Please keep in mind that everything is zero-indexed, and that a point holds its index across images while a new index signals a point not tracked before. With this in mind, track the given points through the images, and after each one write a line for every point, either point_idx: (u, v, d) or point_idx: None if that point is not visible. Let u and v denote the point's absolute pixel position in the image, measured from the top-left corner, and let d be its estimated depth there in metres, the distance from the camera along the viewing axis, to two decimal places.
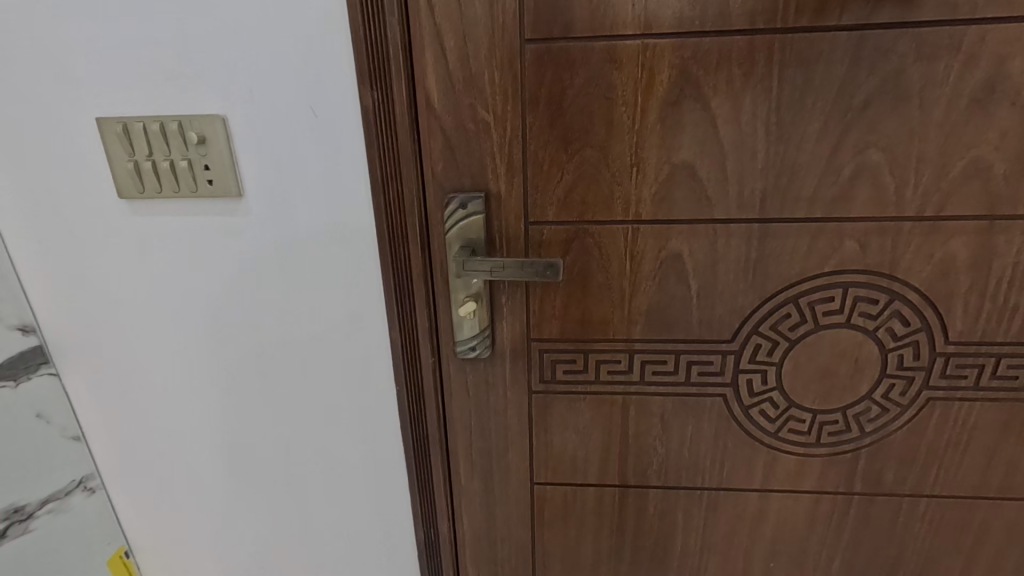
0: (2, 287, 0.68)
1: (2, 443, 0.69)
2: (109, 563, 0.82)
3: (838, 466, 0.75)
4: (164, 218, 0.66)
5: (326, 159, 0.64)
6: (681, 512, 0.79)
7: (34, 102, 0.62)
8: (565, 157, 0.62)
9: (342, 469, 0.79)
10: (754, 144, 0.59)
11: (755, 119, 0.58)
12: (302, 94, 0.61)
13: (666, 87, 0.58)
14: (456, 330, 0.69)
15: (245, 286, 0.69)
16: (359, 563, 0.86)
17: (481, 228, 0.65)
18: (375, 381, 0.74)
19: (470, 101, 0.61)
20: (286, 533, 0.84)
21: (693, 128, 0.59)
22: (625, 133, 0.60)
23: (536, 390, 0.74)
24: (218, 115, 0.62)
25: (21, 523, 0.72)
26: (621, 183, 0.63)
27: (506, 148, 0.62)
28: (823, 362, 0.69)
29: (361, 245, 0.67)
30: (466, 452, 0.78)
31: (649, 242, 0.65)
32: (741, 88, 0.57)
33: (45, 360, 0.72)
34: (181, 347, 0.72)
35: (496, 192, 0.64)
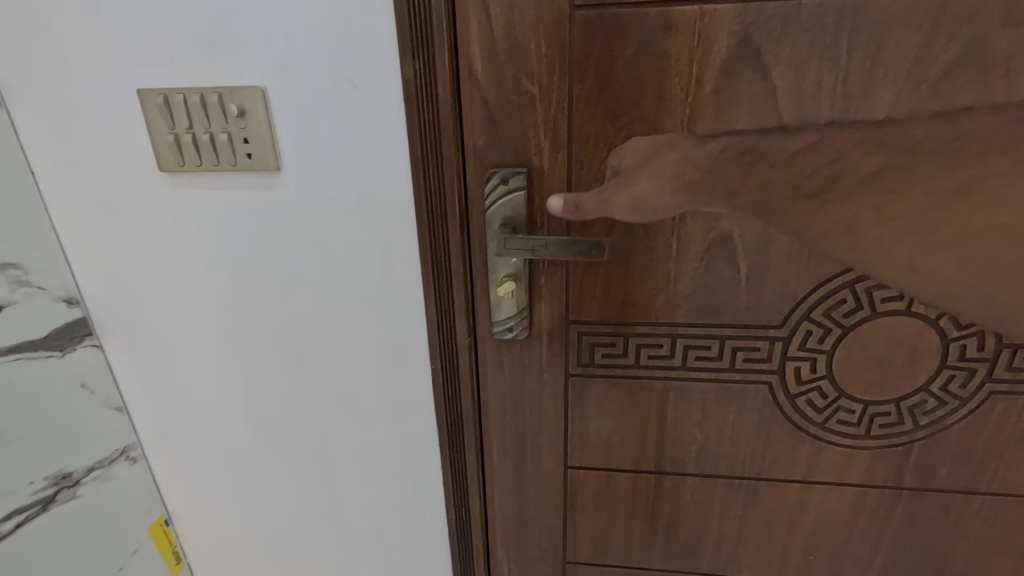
0: (47, 257, 0.67)
1: (50, 409, 0.68)
2: (151, 531, 0.83)
3: (887, 459, 0.72)
4: (203, 192, 0.66)
5: (365, 132, 0.62)
6: (718, 501, 0.78)
7: (75, 69, 0.61)
8: (613, 131, 0.60)
9: (376, 446, 0.79)
10: (817, 117, 0.56)
11: (819, 90, 0.55)
12: (342, 65, 0.59)
13: (724, 56, 0.55)
14: (494, 310, 0.68)
15: (282, 262, 0.69)
16: (390, 539, 0.86)
17: (523, 205, 0.63)
18: (411, 360, 0.73)
19: (514, 72, 0.58)
20: (320, 507, 0.85)
21: (751, 100, 0.56)
22: (676, 106, 0.58)
23: (573, 372, 0.72)
24: (257, 87, 0.61)
25: (70, 488, 0.71)
26: (670, 160, 0.60)
27: (551, 122, 0.60)
28: (878, 351, 0.66)
29: (399, 221, 0.66)
30: (499, 433, 0.77)
31: (697, 223, 0.62)
32: (806, 56, 0.54)
33: (89, 332, 0.72)
34: (218, 321, 0.73)
35: (538, 168, 0.62)
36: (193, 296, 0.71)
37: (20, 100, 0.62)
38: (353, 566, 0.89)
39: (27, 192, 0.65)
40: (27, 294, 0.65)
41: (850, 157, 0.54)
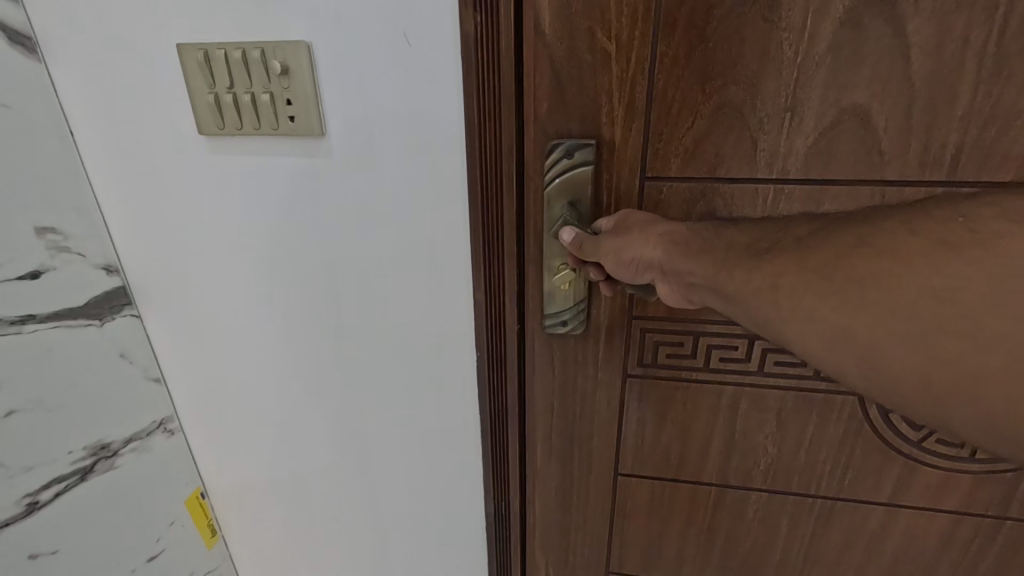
0: (87, 224, 0.64)
1: (87, 379, 0.66)
2: (187, 503, 0.82)
3: (994, 486, 0.62)
4: (243, 158, 0.62)
5: (417, 95, 0.56)
6: (786, 520, 0.70)
7: (112, 20, 0.56)
8: (701, 98, 0.53)
9: (416, 432, 0.75)
10: (957, 80, 0.50)
11: (964, 49, 0.49)
12: (395, 18, 0.53)
13: (846, 7, 0.49)
14: (547, 300, 0.62)
15: (328, 235, 0.65)
16: (426, 528, 0.83)
17: (588, 183, 0.57)
18: (455, 347, 0.68)
19: (588, 25, 0.51)
20: (358, 490, 0.82)
21: (880, 58, 0.50)
22: (782, 67, 0.51)
23: (633, 372, 0.65)
24: (303, 42, 0.55)
25: (108, 459, 0.70)
26: (767, 132, 0.54)
27: (628, 84, 0.53)
28: None
29: (450, 194, 0.60)
30: (545, 431, 0.71)
31: (794, 206, 0.57)
32: (954, 6, 0.47)
33: (128, 301, 0.70)
34: (259, 294, 0.69)
35: (609, 140, 0.56)
36: (233, 266, 0.68)
37: (58, 53, 0.58)
38: (388, 550, 0.87)
39: (65, 153, 0.62)
40: (66, 261, 0.62)
41: (813, 236, 0.41)
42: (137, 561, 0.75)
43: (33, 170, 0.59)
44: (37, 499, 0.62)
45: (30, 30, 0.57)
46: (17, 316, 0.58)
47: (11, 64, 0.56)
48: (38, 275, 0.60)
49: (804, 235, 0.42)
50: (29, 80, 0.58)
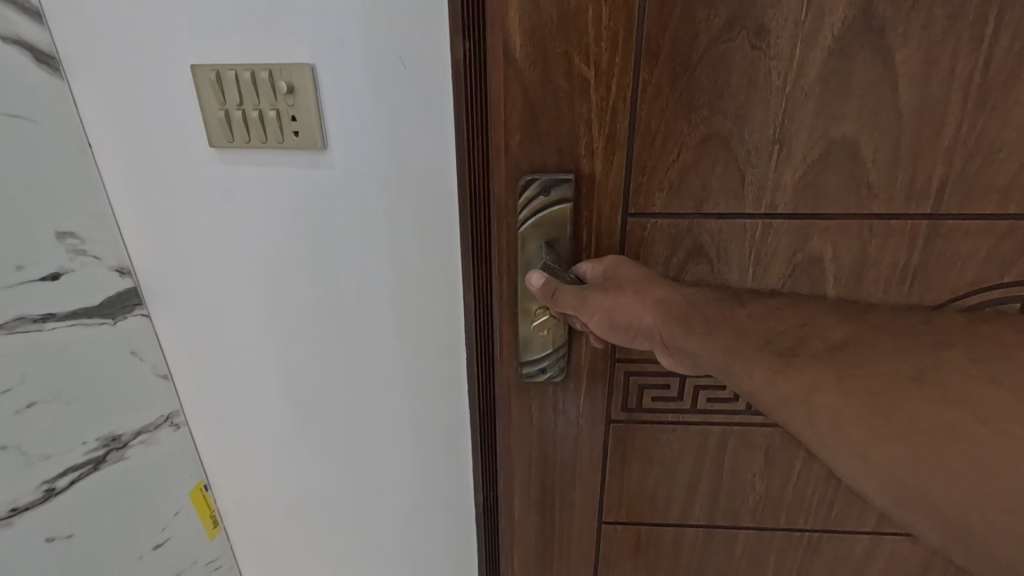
0: (103, 229, 0.68)
1: (99, 376, 0.70)
2: (191, 494, 0.86)
3: None
4: (251, 169, 0.65)
5: (414, 114, 0.59)
6: (774, 556, 0.71)
7: (133, 40, 0.60)
8: (688, 129, 0.54)
9: (410, 432, 0.79)
10: (944, 112, 0.51)
11: (951, 81, 0.50)
12: (392, 44, 0.56)
13: (835, 37, 0.50)
14: (523, 348, 0.61)
15: (329, 244, 0.68)
16: (423, 524, 0.87)
17: (563, 220, 0.57)
18: (447, 344, 0.72)
19: (563, 48, 0.50)
20: (354, 489, 0.85)
21: (868, 89, 0.51)
22: (771, 95, 0.52)
23: (616, 418, 0.66)
24: (307, 64, 0.58)
25: (119, 450, 0.74)
26: (755, 165, 0.55)
27: (609, 116, 0.53)
28: None
29: (442, 205, 0.64)
30: (523, 477, 0.69)
31: (782, 240, 0.59)
32: (940, 38, 0.49)
33: (140, 302, 0.73)
34: (263, 296, 0.72)
35: (589, 174, 0.56)
36: (238, 269, 0.71)
37: (79, 71, 0.62)
38: (383, 546, 0.90)
39: (83, 164, 0.65)
40: (83, 263, 0.67)
41: (831, 338, 0.46)
42: (143, 549, 0.79)
43: (50, 178, 0.62)
44: (55, 485, 0.67)
45: (56, 50, 0.61)
46: (38, 314, 0.63)
47: (35, 82, 0.60)
48: (58, 275, 0.65)
49: (825, 334, 0.47)
50: (52, 97, 0.61)
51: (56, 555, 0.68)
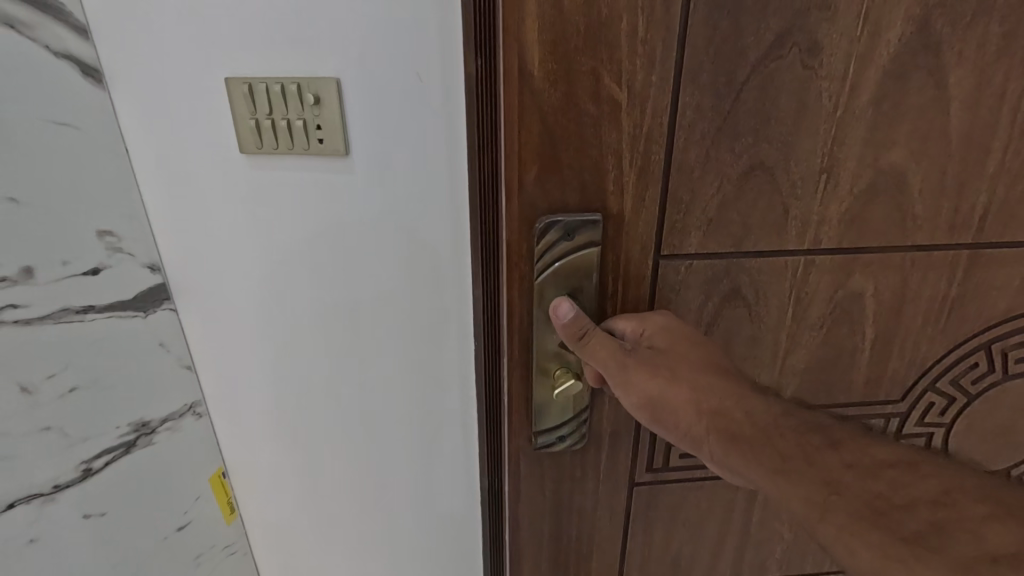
0: (135, 227, 0.71)
1: (131, 367, 0.74)
2: (210, 482, 0.88)
3: None
4: (276, 174, 0.68)
5: (428, 126, 0.63)
6: None
7: (170, 51, 0.63)
8: (732, 159, 0.52)
9: (424, 424, 0.82)
10: (990, 137, 0.51)
11: (1000, 103, 0.50)
12: (408, 61, 0.61)
13: (892, 55, 0.48)
14: (539, 410, 0.60)
15: (350, 244, 0.71)
16: (439, 515, 0.91)
17: (585, 267, 0.54)
18: (454, 340, 0.75)
19: (589, 64, 0.47)
20: (369, 482, 0.88)
21: (921, 111, 0.50)
22: (820, 123, 0.51)
23: (640, 481, 0.66)
24: (332, 78, 0.62)
25: (148, 436, 0.77)
26: (800, 198, 0.54)
27: (642, 144, 0.50)
28: (1002, 419, 0.65)
29: (451, 211, 0.68)
30: (531, 539, 0.67)
31: (823, 279, 0.57)
32: (994, 61, 0.49)
33: (167, 295, 0.76)
34: (285, 295, 0.75)
35: (617, 214, 0.53)
36: (263, 268, 0.74)
37: (118, 82, 0.65)
38: (397, 538, 0.93)
39: (118, 167, 0.68)
40: (120, 260, 0.70)
41: (982, 528, 0.38)
42: (166, 531, 0.82)
43: (85, 180, 0.65)
44: (91, 466, 0.71)
45: (99, 63, 0.64)
46: (81, 305, 0.67)
47: (75, 90, 0.63)
48: (99, 271, 0.69)
49: (972, 522, 0.39)
50: (92, 106, 0.64)
51: (92, 533, 0.72)
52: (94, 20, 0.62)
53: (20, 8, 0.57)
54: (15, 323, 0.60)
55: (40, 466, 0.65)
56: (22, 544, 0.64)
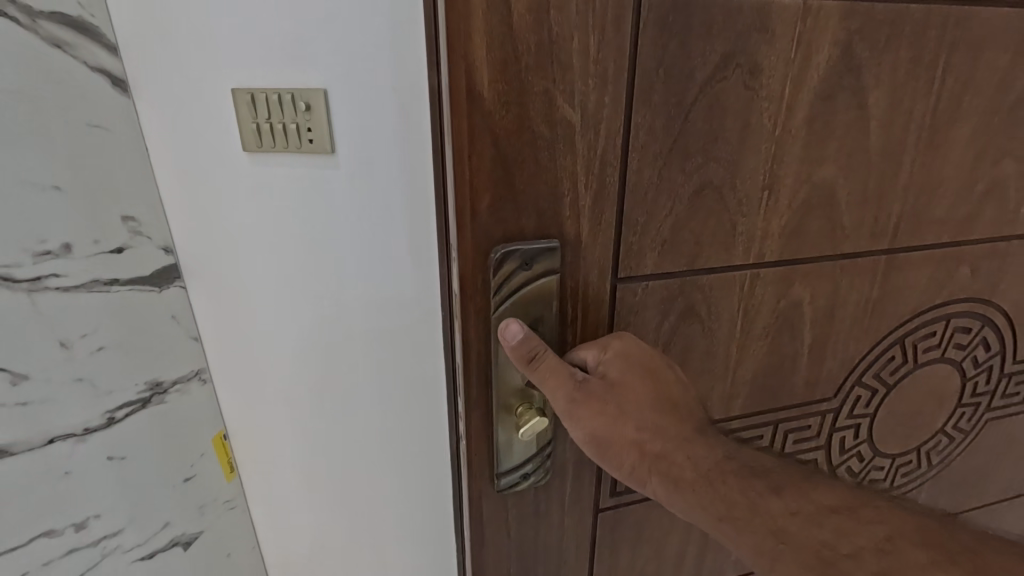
0: (151, 215, 0.82)
1: (149, 334, 0.84)
2: (213, 442, 0.98)
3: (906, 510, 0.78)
4: (273, 168, 0.79)
5: (399, 128, 0.75)
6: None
7: (185, 64, 0.73)
8: (683, 179, 0.49)
9: (401, 391, 0.93)
10: (902, 154, 0.54)
11: (910, 118, 0.53)
12: (383, 75, 0.72)
13: (822, 78, 0.49)
14: (503, 450, 0.55)
15: (334, 232, 0.81)
16: (419, 480, 1.00)
17: (544, 297, 0.50)
18: (424, 314, 0.87)
19: (543, 86, 0.43)
20: (355, 445, 0.98)
21: (847, 129, 0.51)
22: (762, 140, 0.50)
23: (605, 507, 0.64)
24: (320, 88, 0.72)
25: (161, 394, 0.88)
26: (746, 214, 0.52)
27: (598, 168, 0.47)
28: (913, 403, 0.71)
29: (420, 200, 0.79)
30: None
31: (768, 292, 0.57)
32: (903, 78, 0.51)
33: (178, 275, 0.87)
34: (281, 273, 0.85)
35: (574, 239, 0.49)
36: (262, 249, 0.84)
37: (140, 92, 0.76)
38: (382, 500, 1.02)
39: (138, 163, 0.78)
40: (140, 241, 0.81)
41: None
42: (176, 481, 0.92)
43: (112, 173, 0.75)
44: (114, 416, 0.81)
45: (125, 74, 0.75)
46: (108, 278, 0.78)
47: (103, 97, 0.73)
48: (122, 249, 0.79)
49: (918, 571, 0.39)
50: (118, 112, 0.75)
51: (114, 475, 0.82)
52: (123, 41, 0.73)
53: (63, 30, 0.67)
54: (55, 289, 0.71)
55: (72, 413, 0.75)
56: (58, 477, 0.74)
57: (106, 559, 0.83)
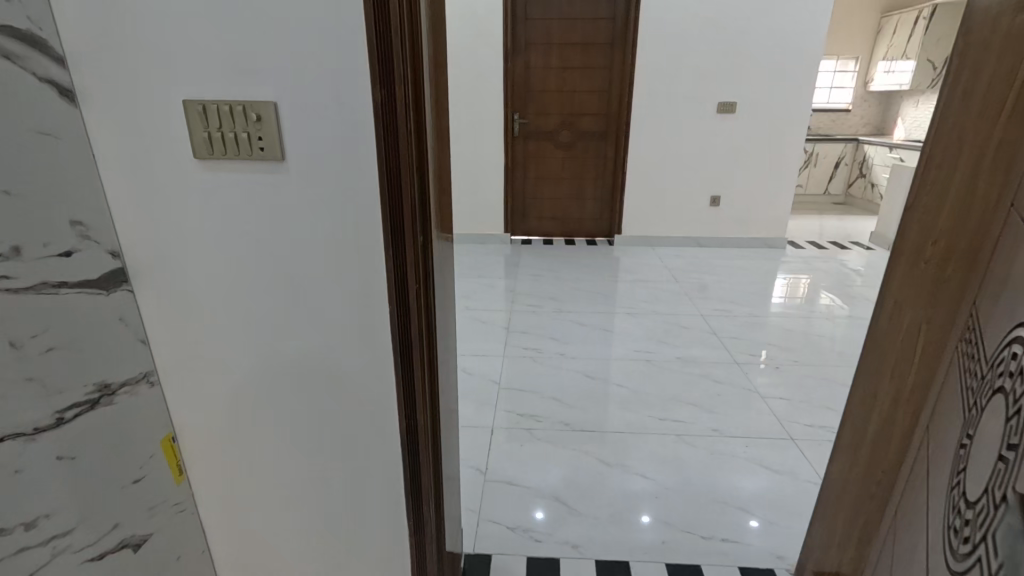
0: (99, 219, 0.82)
1: (101, 337, 0.83)
2: (162, 444, 0.98)
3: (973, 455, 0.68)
4: (226, 175, 0.80)
5: (346, 137, 0.76)
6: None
7: (136, 75, 0.75)
8: None
9: (349, 391, 0.94)
10: None
11: None
12: (331, 89, 0.74)
13: None
14: None
15: (280, 235, 0.83)
16: (366, 478, 1.01)
17: None
18: (371, 323, 0.87)
19: None
20: (302, 439, 0.99)
21: None
22: None
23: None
24: (271, 101, 0.75)
25: (109, 395, 0.85)
26: None
27: None
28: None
29: (362, 206, 0.80)
30: None
31: None
32: None
33: (126, 279, 0.88)
34: (229, 272, 0.86)
35: None
36: (209, 248, 0.85)
37: (91, 101, 0.77)
38: (327, 493, 1.03)
39: (86, 169, 0.79)
40: (88, 245, 0.80)
41: None
42: (126, 480, 0.90)
43: (60, 179, 0.75)
44: (63, 416, 0.77)
45: (73, 85, 0.76)
46: (57, 280, 0.75)
47: (55, 106, 0.74)
48: (70, 253, 0.77)
49: None
50: (66, 121, 0.76)
51: (62, 474, 0.78)
52: (73, 55, 0.75)
53: (14, 43, 0.68)
54: (6, 291, 0.68)
55: (24, 410, 0.71)
56: (7, 475, 0.70)
57: (56, 558, 0.78)
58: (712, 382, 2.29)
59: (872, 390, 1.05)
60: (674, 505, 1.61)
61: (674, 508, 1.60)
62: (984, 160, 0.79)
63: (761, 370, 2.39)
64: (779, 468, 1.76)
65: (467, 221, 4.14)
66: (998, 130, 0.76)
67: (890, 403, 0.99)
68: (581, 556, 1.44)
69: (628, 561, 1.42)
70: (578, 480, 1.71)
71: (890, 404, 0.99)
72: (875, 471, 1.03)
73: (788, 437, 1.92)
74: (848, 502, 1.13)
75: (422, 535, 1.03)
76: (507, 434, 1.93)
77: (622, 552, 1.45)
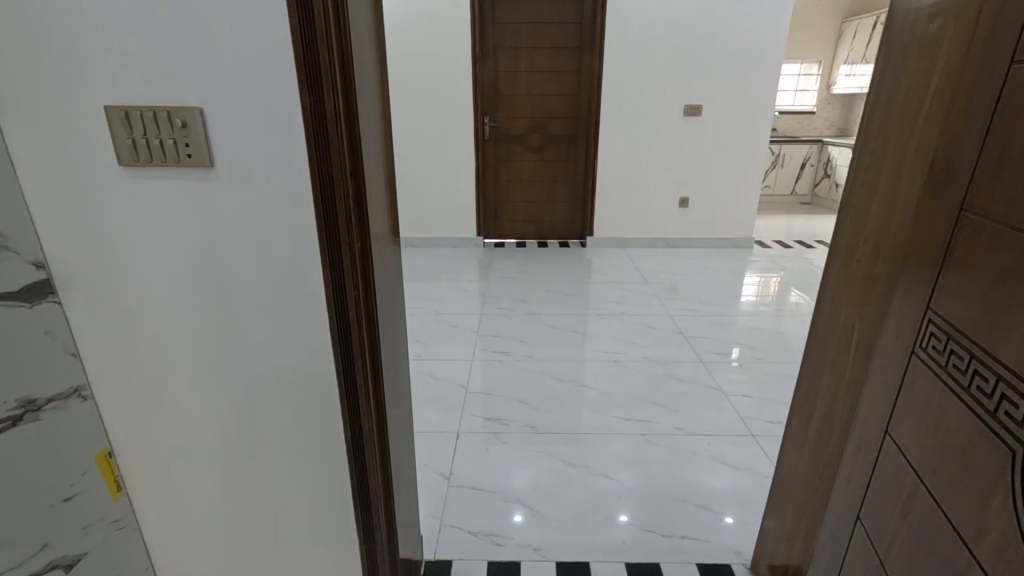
0: (20, 228, 0.79)
1: (24, 350, 0.80)
2: (96, 459, 0.95)
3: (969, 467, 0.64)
4: (154, 182, 0.78)
5: (276, 142, 0.75)
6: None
7: (55, 80, 0.73)
8: None
9: (291, 399, 0.92)
10: None
11: None
12: (258, 95, 0.73)
13: None
14: None
15: (213, 242, 0.81)
16: (314, 486, 0.99)
17: None
18: (311, 330, 0.86)
19: None
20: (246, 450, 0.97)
21: None
22: None
23: None
24: (197, 107, 0.73)
25: (34, 412, 0.82)
26: None
27: None
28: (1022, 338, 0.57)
29: (296, 212, 0.79)
30: None
31: None
32: None
33: (53, 290, 0.85)
34: (162, 281, 0.84)
35: None
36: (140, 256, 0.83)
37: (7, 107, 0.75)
38: (274, 503, 1.02)
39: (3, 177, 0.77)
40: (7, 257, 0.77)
41: None
42: (55, 498, 0.87)
43: None
44: None
45: None
46: None
47: None
48: None
49: None
50: None
51: None
52: None
53: None
54: None
55: None
56: None
57: None
58: (678, 381, 2.32)
59: (817, 385, 1.08)
60: (637, 505, 1.63)
61: (636, 507, 1.62)
62: (908, 166, 0.81)
63: (725, 368, 2.43)
64: (739, 465, 1.80)
65: (439, 225, 4.13)
66: (917, 136, 0.79)
67: (832, 398, 1.02)
68: (542, 558, 1.44)
69: (589, 562, 1.43)
70: (543, 482, 1.71)
71: (832, 400, 1.02)
72: (820, 465, 1.05)
73: (748, 433, 1.96)
74: (797, 496, 1.16)
75: (373, 543, 1.02)
76: (473, 438, 1.93)
77: (583, 553, 1.45)
